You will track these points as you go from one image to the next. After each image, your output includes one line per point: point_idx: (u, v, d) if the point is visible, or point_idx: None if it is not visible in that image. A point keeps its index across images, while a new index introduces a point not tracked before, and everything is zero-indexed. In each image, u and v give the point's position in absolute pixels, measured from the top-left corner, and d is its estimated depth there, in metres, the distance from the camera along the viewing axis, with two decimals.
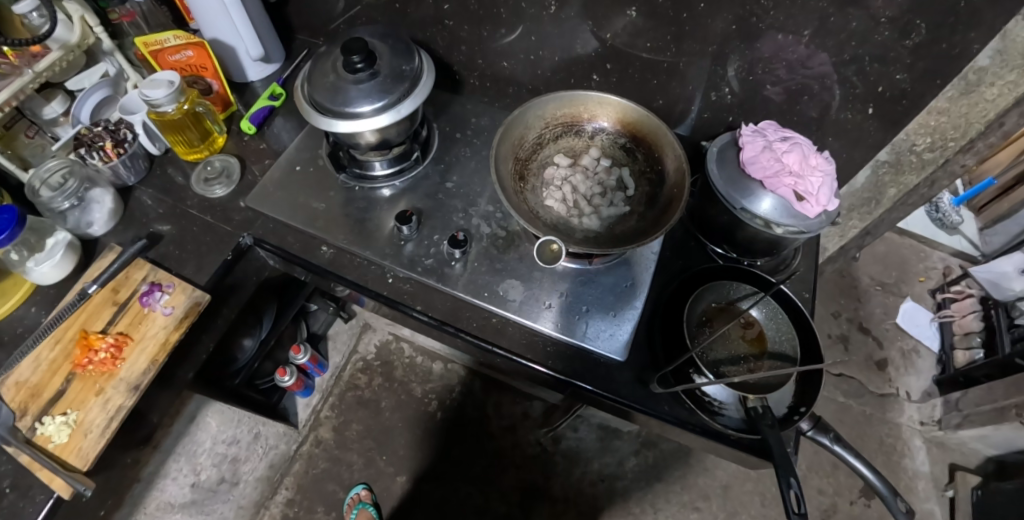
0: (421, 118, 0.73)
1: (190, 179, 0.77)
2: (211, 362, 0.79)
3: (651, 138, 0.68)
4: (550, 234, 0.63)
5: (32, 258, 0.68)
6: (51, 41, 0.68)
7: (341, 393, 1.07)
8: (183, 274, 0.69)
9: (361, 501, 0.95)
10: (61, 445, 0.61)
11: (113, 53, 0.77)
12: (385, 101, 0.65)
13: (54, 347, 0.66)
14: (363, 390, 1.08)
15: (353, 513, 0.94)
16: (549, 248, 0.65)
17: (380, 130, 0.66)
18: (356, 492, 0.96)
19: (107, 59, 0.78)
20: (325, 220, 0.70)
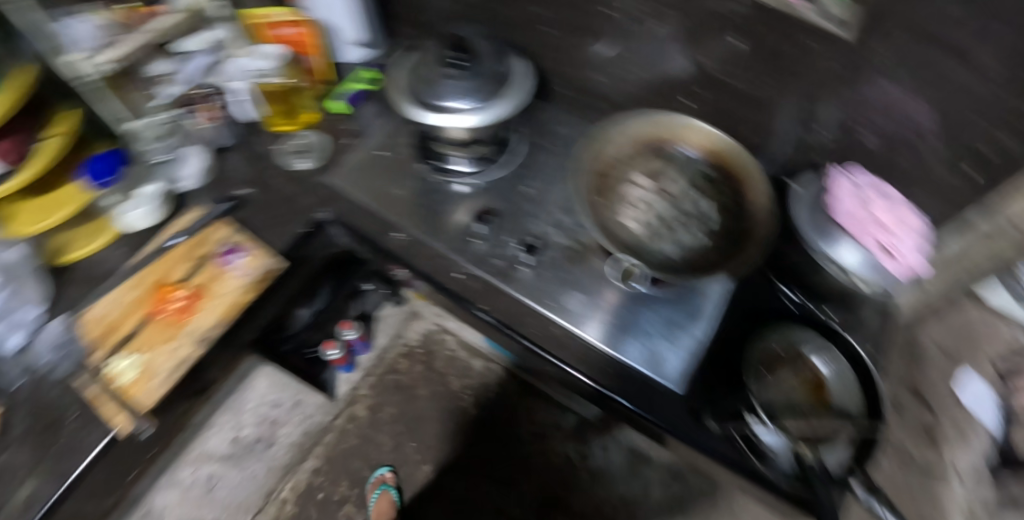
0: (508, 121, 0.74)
1: (276, 149, 0.80)
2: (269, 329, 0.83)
3: (738, 171, 0.68)
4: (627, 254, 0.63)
5: (129, 203, 0.73)
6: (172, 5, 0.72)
7: (382, 375, 1.09)
8: (262, 240, 0.71)
9: (384, 483, 0.98)
10: (129, 384, 0.66)
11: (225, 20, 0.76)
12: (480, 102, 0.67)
13: (134, 290, 0.70)
14: (400, 375, 1.09)
15: (375, 493, 0.97)
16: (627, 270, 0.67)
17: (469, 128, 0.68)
18: (381, 473, 1.00)
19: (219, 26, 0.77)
20: (404, 208, 0.72)
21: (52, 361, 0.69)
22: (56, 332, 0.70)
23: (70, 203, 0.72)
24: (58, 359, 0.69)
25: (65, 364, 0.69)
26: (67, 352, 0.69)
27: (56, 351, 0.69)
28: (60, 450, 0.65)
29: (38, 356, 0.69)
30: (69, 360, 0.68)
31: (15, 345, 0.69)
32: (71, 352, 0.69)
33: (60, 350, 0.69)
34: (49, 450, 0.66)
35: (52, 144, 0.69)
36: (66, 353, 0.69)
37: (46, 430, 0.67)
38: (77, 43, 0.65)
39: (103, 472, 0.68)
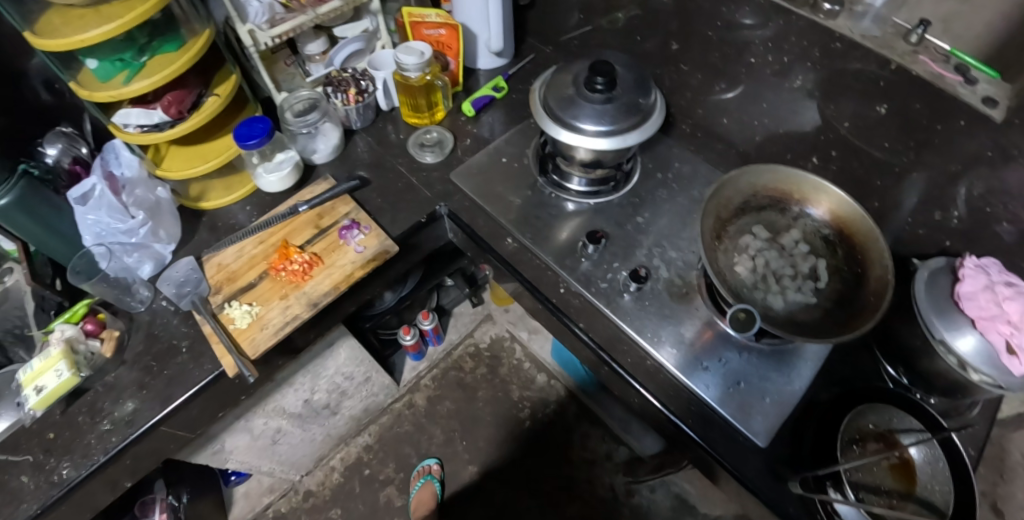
0: (632, 152, 0.77)
1: (406, 139, 0.84)
2: (359, 312, 0.95)
3: (861, 240, 0.66)
4: (744, 302, 0.62)
5: (263, 166, 0.79)
6: None
7: (447, 368, 1.18)
8: (380, 222, 0.75)
9: (429, 474, 1.03)
10: (240, 330, 0.69)
11: (377, 14, 0.84)
12: (612, 127, 0.69)
13: (258, 246, 0.75)
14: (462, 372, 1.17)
15: (420, 481, 1.02)
16: (739, 316, 0.63)
17: (595, 151, 0.70)
18: (428, 464, 1.05)
19: (370, 18, 0.85)
20: (519, 215, 0.75)
21: (178, 296, 0.74)
22: (182, 270, 0.75)
23: (213, 158, 0.76)
24: (179, 296, 0.73)
25: (185, 301, 0.73)
26: (189, 290, 0.74)
27: (180, 288, 0.74)
28: (167, 378, 0.69)
29: (163, 289, 0.74)
30: (189, 296, 0.72)
31: (146, 273, 0.76)
32: (193, 291, 0.73)
33: (185, 287, 0.74)
34: (156, 377, 0.70)
35: (210, 103, 0.73)
36: (188, 291, 0.73)
37: (158, 356, 0.71)
38: (253, 16, 0.76)
39: (195, 409, 0.71)
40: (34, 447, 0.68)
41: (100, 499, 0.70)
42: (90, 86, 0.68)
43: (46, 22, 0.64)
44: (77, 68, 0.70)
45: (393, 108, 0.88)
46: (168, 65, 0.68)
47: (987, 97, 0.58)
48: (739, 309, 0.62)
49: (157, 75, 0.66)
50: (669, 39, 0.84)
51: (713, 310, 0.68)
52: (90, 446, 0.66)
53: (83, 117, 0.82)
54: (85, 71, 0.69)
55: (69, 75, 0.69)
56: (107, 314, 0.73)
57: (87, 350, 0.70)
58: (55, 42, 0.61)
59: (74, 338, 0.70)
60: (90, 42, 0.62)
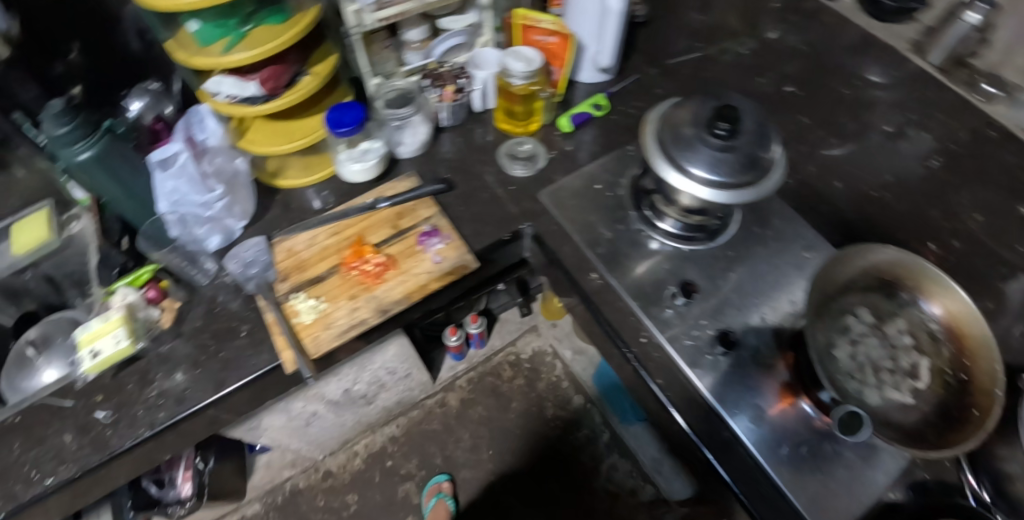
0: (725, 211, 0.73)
1: (497, 147, 0.81)
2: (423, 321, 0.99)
3: (974, 348, 0.60)
4: (851, 405, 0.54)
5: (348, 154, 0.75)
6: None
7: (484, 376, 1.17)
8: (461, 233, 0.71)
9: (440, 493, 1.05)
10: (303, 325, 0.66)
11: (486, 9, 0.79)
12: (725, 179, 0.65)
13: (331, 237, 0.71)
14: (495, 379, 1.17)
15: (432, 500, 1.05)
16: (846, 418, 0.54)
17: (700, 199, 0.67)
18: (438, 482, 1.07)
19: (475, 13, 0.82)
20: (608, 250, 0.71)
21: (243, 274, 0.70)
22: (250, 250, 0.71)
23: (298, 139, 0.73)
24: (243, 277, 0.70)
25: (248, 283, 0.69)
26: (254, 272, 0.70)
27: (244, 268, 0.71)
28: (222, 361, 0.66)
29: (228, 266, 0.71)
30: (253, 279, 0.69)
31: (212, 246, 0.73)
32: (258, 274, 0.69)
33: (250, 268, 0.70)
34: (211, 357, 0.67)
35: (307, 83, 0.69)
36: (253, 274, 0.70)
37: (217, 336, 0.68)
38: None
39: (244, 399, 0.68)
40: (87, 406, 0.67)
41: (139, 467, 0.69)
42: (188, 49, 0.64)
43: None
44: (176, 26, 0.66)
45: (487, 111, 0.84)
46: (270, 40, 0.64)
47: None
48: (845, 411, 0.53)
49: (261, 48, 0.62)
50: (784, 81, 0.86)
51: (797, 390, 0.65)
52: (138, 416, 0.65)
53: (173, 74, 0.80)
54: (183, 31, 0.65)
55: (168, 33, 0.66)
56: (170, 282, 0.71)
57: (145, 318, 0.68)
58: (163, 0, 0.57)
59: (136, 304, 0.68)
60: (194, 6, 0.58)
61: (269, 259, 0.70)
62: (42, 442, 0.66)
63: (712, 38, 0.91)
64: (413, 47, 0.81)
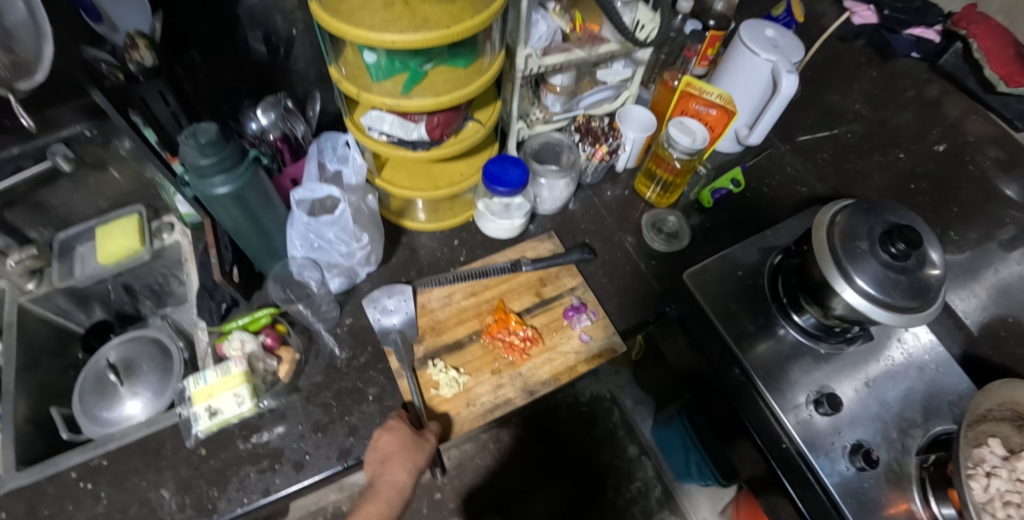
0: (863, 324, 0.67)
1: (638, 215, 0.78)
2: None
3: None
4: None
5: (490, 207, 0.70)
6: (614, 34, 0.69)
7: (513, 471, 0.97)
8: (606, 309, 0.69)
9: None
10: (442, 398, 0.62)
11: (641, 63, 0.74)
12: (882, 297, 0.61)
13: (469, 297, 0.68)
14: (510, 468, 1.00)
15: None
16: None
17: (851, 308, 0.63)
18: None
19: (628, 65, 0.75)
20: (751, 345, 0.70)
21: (381, 323, 0.66)
22: (394, 298, 0.67)
23: (443, 187, 0.67)
24: (381, 328, 0.66)
25: (387, 336, 0.66)
26: (392, 324, 0.66)
27: (382, 320, 0.66)
28: (349, 427, 0.62)
29: (367, 309, 0.67)
30: (393, 335, 0.64)
31: (335, 288, 0.68)
32: (398, 328, 0.65)
33: (389, 319, 0.66)
34: (336, 421, 0.63)
35: (472, 131, 0.65)
36: (390, 327, 0.66)
37: (341, 397, 0.64)
38: (535, 40, 0.65)
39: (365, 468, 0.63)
40: (189, 458, 0.61)
41: None
42: (355, 80, 0.58)
43: None
44: (342, 52, 0.60)
45: (624, 169, 0.81)
46: (444, 86, 0.58)
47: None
48: None
49: (447, 96, 0.57)
50: (909, 179, 0.82)
51: (916, 496, 0.62)
52: (249, 480, 0.59)
53: (312, 95, 0.77)
54: (352, 59, 0.60)
55: (333, 58, 0.60)
56: (288, 328, 0.66)
57: (265, 369, 0.64)
58: (354, 32, 0.52)
59: (255, 355, 0.63)
60: (376, 43, 0.52)
61: (413, 313, 0.66)
62: (136, 494, 0.59)
63: (851, 119, 0.87)
64: (555, 91, 0.73)
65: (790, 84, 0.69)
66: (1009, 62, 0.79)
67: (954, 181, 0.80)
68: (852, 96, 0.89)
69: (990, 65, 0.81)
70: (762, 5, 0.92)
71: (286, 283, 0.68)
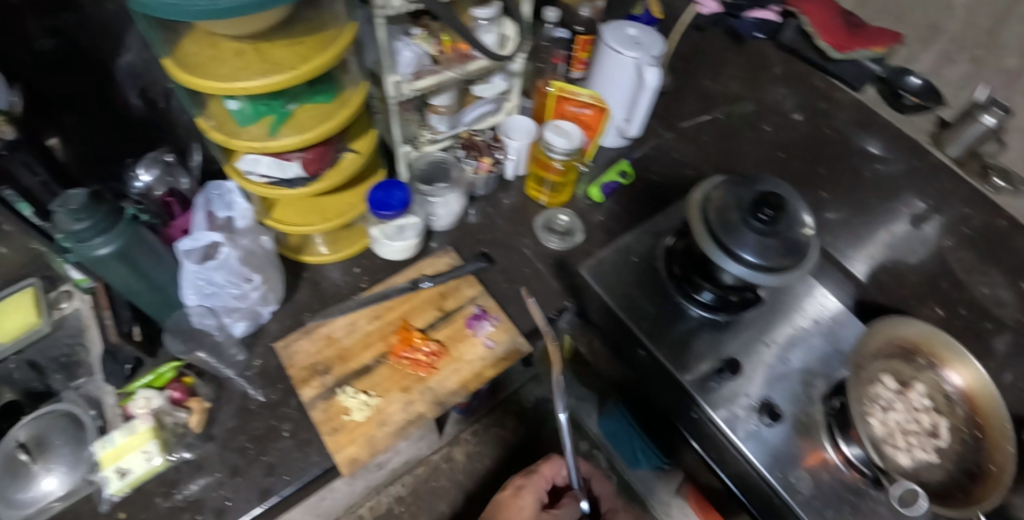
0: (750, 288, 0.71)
1: (531, 217, 0.82)
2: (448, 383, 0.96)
3: (992, 420, 0.65)
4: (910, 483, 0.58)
5: (385, 234, 0.72)
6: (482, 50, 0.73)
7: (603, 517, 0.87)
8: (508, 312, 0.72)
9: None
10: (356, 423, 0.63)
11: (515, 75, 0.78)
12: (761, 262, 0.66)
13: (373, 321, 0.69)
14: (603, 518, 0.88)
15: None
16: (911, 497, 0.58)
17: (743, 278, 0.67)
18: None
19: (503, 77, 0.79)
20: (651, 326, 0.72)
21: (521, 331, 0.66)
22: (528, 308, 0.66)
23: (332, 219, 0.69)
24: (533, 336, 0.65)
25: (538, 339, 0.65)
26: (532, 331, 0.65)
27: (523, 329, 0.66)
28: (266, 466, 0.62)
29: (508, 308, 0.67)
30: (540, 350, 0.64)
31: (239, 332, 0.69)
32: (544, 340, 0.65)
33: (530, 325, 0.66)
34: (253, 463, 0.63)
35: (350, 161, 0.68)
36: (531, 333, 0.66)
37: (256, 439, 0.64)
38: (402, 67, 0.68)
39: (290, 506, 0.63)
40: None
41: None
42: (223, 128, 0.60)
43: (188, 52, 0.57)
44: (207, 103, 0.62)
45: (514, 177, 0.85)
46: (316, 122, 0.61)
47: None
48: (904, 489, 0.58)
49: (313, 132, 0.59)
50: (778, 150, 0.88)
51: (826, 441, 0.66)
52: None
53: (192, 146, 0.77)
54: (218, 108, 0.61)
55: (198, 111, 0.61)
56: (196, 379, 0.66)
57: (174, 423, 0.63)
58: (212, 83, 0.54)
59: (163, 409, 0.63)
60: (237, 92, 0.55)
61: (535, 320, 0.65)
62: None
63: (721, 102, 0.94)
64: (439, 112, 0.76)
65: (653, 77, 0.76)
66: (837, 33, 0.92)
67: (818, 146, 0.87)
68: (724, 80, 0.96)
69: (823, 35, 0.93)
70: (630, 6, 0.99)
71: (183, 335, 0.67)
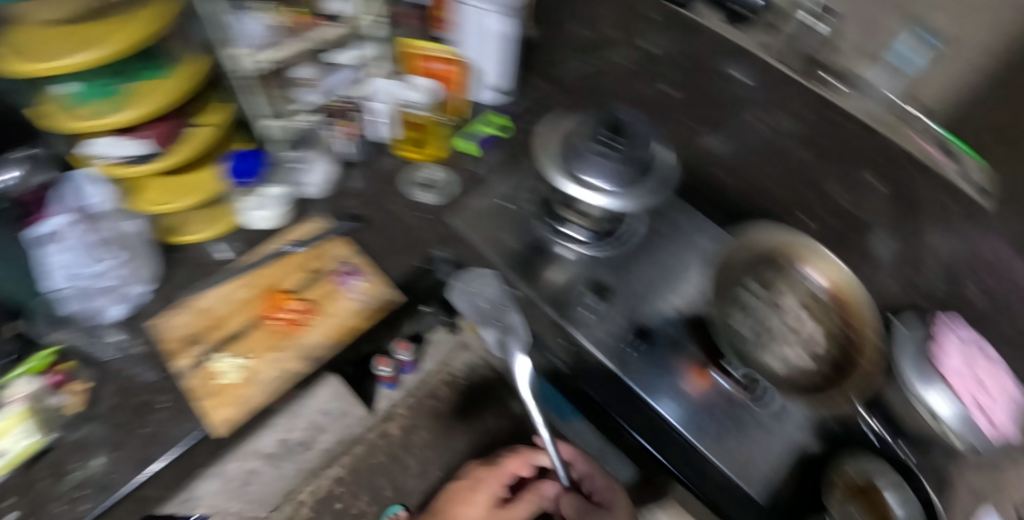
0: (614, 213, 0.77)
1: (398, 174, 0.82)
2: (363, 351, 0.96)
3: (856, 311, 0.67)
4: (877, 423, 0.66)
5: (253, 204, 0.75)
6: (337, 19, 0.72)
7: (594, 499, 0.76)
8: (377, 266, 0.74)
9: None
10: (229, 386, 0.66)
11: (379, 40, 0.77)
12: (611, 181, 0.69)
13: (246, 290, 0.72)
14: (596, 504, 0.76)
15: None
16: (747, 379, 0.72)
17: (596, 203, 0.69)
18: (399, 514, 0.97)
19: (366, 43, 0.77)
20: (518, 260, 0.75)
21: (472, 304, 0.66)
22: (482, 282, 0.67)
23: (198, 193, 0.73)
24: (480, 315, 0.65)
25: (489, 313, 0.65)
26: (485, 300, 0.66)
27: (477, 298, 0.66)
28: (144, 437, 0.64)
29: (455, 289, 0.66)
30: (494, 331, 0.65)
31: (114, 315, 0.70)
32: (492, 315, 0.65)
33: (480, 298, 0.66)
34: (131, 436, 0.64)
35: (201, 134, 0.71)
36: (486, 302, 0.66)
37: (134, 413, 0.65)
38: (247, 40, 0.68)
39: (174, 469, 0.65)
40: None
41: None
42: (63, 112, 0.62)
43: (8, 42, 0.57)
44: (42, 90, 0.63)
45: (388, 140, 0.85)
46: (152, 96, 0.63)
47: (980, 186, 0.58)
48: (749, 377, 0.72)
49: (144, 107, 0.62)
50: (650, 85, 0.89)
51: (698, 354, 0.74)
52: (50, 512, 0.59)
53: None
54: (51, 93, 0.63)
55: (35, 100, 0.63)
56: (75, 363, 0.67)
57: (54, 405, 0.64)
58: (28, 65, 0.55)
59: (39, 393, 0.63)
60: (58, 70, 0.56)
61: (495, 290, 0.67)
62: None
63: None
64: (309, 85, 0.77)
65: (504, 24, 0.78)
66: None
67: None
68: None
69: None
70: None
71: (56, 321, 0.69)
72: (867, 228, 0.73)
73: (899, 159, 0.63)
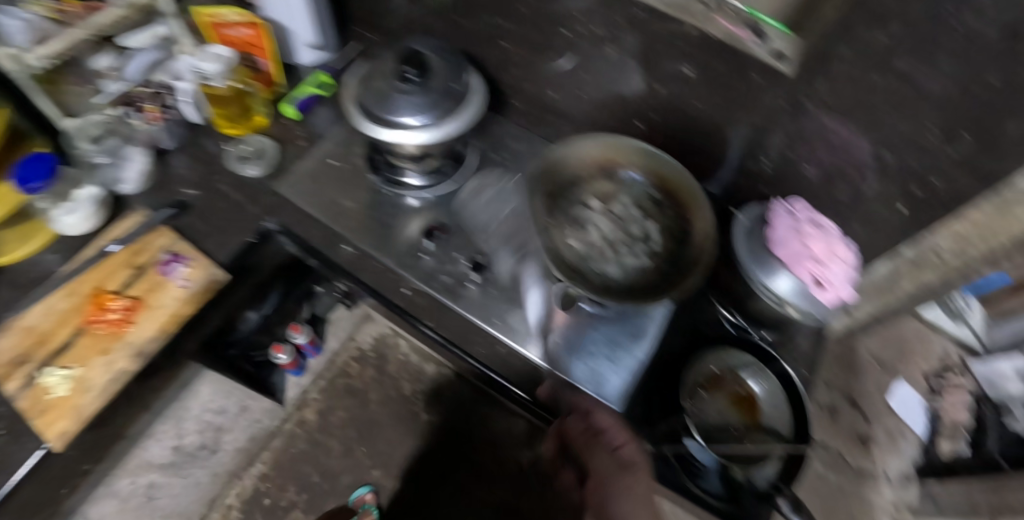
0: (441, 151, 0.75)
1: (222, 151, 0.80)
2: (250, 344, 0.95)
3: (685, 198, 0.69)
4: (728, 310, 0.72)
5: (60, 208, 0.70)
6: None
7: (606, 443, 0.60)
8: (204, 250, 0.71)
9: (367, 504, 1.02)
10: (61, 399, 0.63)
11: (171, 17, 0.73)
12: (430, 117, 0.66)
13: (67, 299, 0.68)
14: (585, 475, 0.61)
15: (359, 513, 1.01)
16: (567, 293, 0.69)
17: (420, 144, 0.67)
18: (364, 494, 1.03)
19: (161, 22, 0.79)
20: (351, 221, 0.76)
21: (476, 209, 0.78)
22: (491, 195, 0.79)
23: None
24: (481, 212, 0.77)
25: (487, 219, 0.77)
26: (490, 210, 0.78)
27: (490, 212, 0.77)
28: None
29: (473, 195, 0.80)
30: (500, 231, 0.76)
31: None
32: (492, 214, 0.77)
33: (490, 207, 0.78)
34: None
35: None
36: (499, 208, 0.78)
37: None
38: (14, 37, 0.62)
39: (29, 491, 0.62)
40: None
41: None
42: None
43: None
44: None
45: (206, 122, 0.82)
46: None
47: (779, 53, 0.56)
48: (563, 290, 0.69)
49: None
50: None
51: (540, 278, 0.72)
52: None
53: None
54: None
55: None
56: None
57: None
58: None
59: None
60: None
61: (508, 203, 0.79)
62: None
63: None
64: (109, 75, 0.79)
65: None
66: None
67: None
68: None
69: None
70: None
71: None
72: (702, 122, 0.70)
73: (707, 44, 0.59)
